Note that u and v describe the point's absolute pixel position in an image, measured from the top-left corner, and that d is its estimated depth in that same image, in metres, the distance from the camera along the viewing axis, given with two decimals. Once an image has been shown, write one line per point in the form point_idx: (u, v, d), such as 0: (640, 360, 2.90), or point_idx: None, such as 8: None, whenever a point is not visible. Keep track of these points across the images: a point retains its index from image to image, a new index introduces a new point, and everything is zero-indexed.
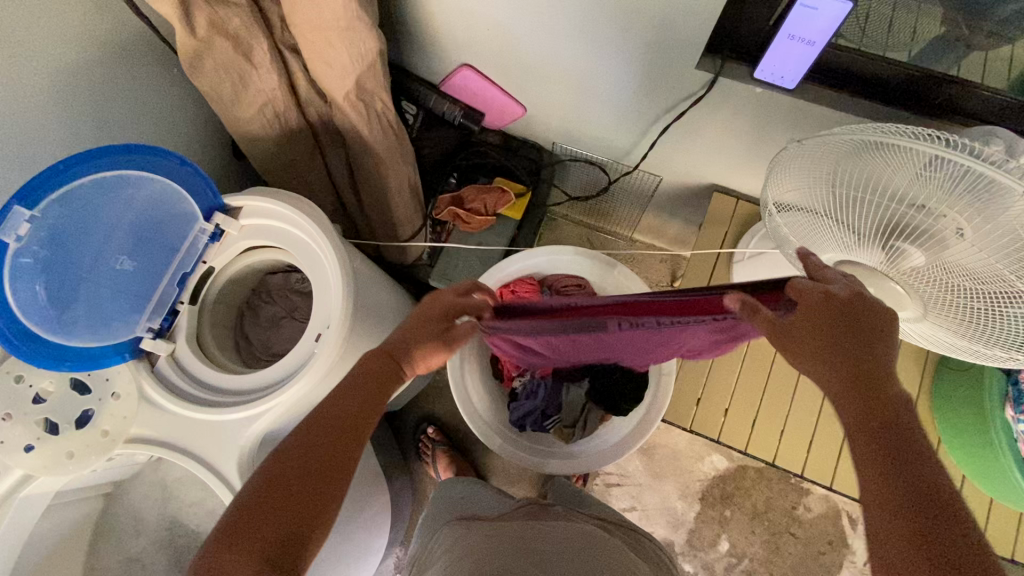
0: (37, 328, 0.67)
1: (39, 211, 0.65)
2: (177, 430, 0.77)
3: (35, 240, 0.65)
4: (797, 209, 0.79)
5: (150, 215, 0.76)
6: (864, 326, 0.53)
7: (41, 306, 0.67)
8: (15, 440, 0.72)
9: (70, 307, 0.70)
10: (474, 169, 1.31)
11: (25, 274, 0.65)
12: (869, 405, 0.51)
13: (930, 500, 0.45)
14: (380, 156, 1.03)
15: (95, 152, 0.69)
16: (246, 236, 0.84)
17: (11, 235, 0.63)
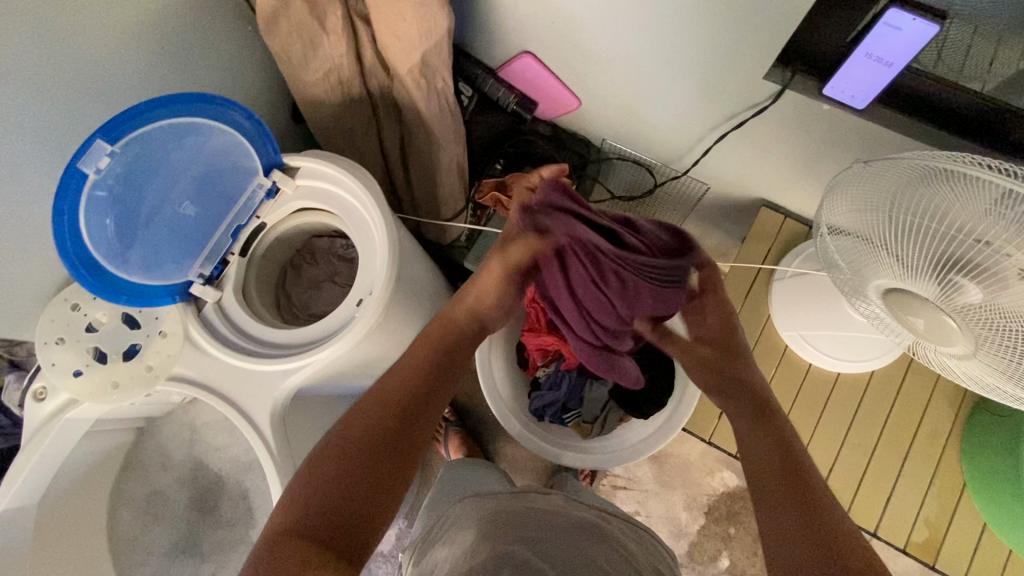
0: (101, 258, 0.71)
1: (118, 148, 0.69)
2: (214, 374, 0.80)
3: (111, 175, 0.70)
4: (852, 231, 0.78)
5: (214, 165, 0.78)
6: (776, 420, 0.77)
7: (108, 237, 0.71)
8: (66, 363, 0.78)
9: (133, 243, 0.74)
10: (521, 157, 1.33)
11: (98, 206, 0.70)
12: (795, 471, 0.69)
13: (826, 531, 0.62)
14: (434, 133, 1.04)
15: (173, 98, 0.72)
16: (299, 196, 0.86)
17: (93, 167, 0.68)
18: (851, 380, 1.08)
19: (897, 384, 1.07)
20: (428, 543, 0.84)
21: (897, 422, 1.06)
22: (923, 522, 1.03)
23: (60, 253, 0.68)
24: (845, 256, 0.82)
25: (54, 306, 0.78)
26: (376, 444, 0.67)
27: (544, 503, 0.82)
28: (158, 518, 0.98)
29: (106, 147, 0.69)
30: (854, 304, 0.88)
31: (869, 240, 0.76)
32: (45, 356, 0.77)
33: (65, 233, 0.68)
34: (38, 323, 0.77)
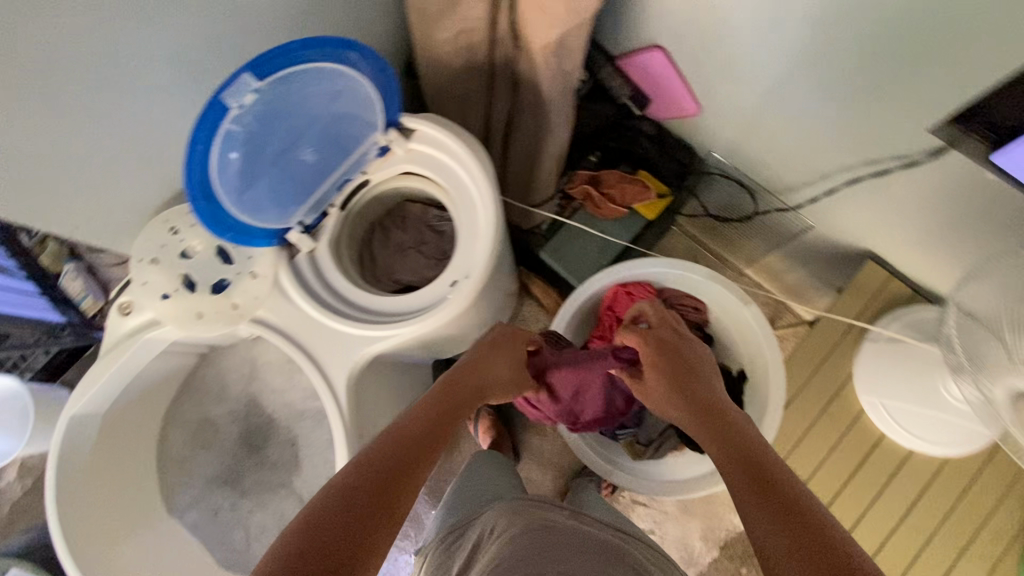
0: (220, 191, 0.70)
1: (264, 86, 0.66)
2: (297, 325, 0.79)
3: (250, 111, 0.68)
4: (980, 316, 0.75)
5: (343, 116, 0.75)
6: (708, 404, 0.67)
7: (230, 171, 0.69)
8: (157, 285, 0.77)
9: (252, 181, 0.72)
10: (621, 154, 1.26)
11: (230, 139, 0.68)
12: (751, 464, 0.54)
13: (811, 539, 0.45)
14: (548, 117, 0.99)
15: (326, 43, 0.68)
16: (409, 160, 0.83)
17: (236, 101, 0.66)
18: (921, 461, 1.03)
19: (970, 476, 1.02)
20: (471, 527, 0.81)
21: (960, 515, 1.01)
22: None
23: (185, 179, 0.67)
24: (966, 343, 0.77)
25: (153, 226, 0.77)
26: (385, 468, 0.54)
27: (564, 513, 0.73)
28: (207, 445, 0.99)
29: (251, 82, 0.66)
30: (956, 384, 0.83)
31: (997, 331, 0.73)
32: (139, 274, 0.77)
33: (194, 162, 0.66)
34: (137, 240, 0.77)
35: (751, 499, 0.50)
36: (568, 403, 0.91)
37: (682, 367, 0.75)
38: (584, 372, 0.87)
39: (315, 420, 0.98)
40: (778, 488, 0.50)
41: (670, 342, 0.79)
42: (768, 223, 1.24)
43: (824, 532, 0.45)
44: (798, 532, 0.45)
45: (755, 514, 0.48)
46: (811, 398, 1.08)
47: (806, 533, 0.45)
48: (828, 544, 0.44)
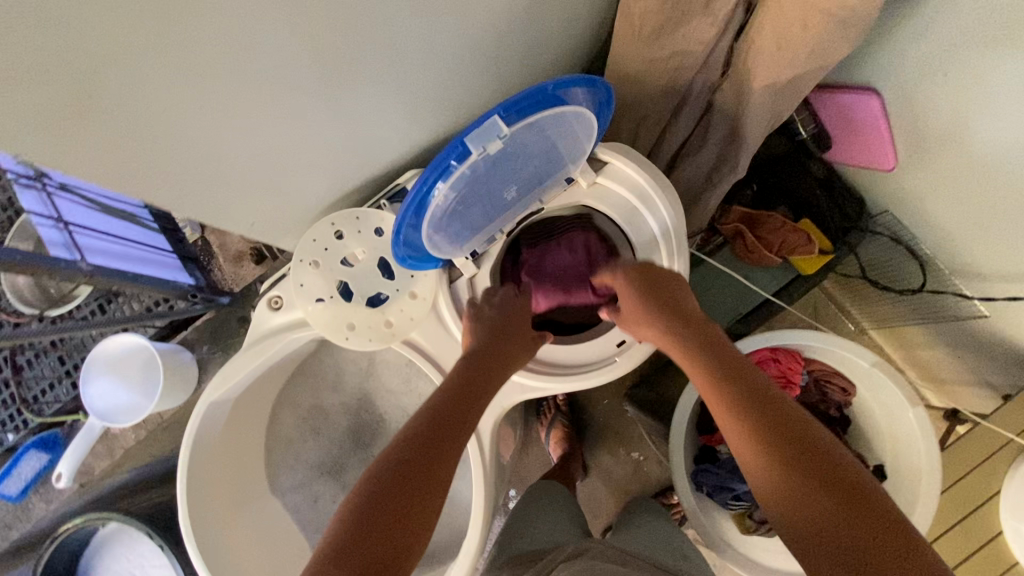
0: (422, 230, 0.63)
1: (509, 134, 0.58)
2: (450, 354, 0.74)
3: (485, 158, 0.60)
4: None
5: (555, 154, 0.67)
6: (711, 342, 0.66)
7: (440, 212, 0.62)
8: (315, 289, 0.73)
9: (452, 219, 0.66)
10: (782, 196, 1.13)
11: (455, 185, 0.60)
12: (769, 413, 0.57)
13: (841, 483, 0.51)
14: (736, 156, 0.89)
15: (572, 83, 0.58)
16: (593, 195, 0.75)
17: (478, 147, 0.57)
18: None
19: None
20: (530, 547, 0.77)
21: None
22: None
23: (400, 217, 0.61)
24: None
25: (320, 227, 0.72)
26: (411, 466, 0.55)
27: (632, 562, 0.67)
28: (316, 432, 0.98)
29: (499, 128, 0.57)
30: None
31: None
32: (297, 275, 0.72)
33: (413, 203, 0.60)
34: (301, 239, 0.72)
35: (781, 453, 0.54)
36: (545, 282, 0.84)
37: (666, 296, 0.70)
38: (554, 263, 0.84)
39: None
40: (801, 434, 0.55)
41: (654, 267, 0.72)
42: (934, 302, 1.13)
43: (844, 470, 0.52)
44: (829, 479, 0.51)
45: (790, 468, 0.53)
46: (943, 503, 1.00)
47: (834, 476, 0.51)
48: (854, 481, 0.51)
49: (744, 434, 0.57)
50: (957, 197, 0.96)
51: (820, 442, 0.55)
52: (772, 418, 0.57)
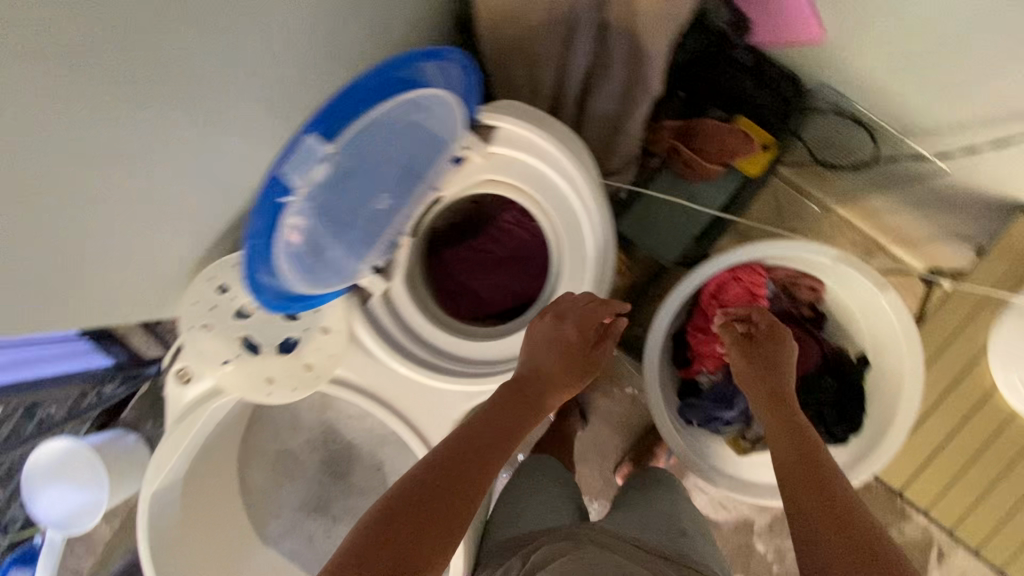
0: (288, 274, 0.57)
1: (333, 147, 0.53)
2: (381, 381, 0.67)
3: (322, 181, 0.55)
4: None
5: (421, 149, 0.61)
6: (785, 399, 0.72)
7: (302, 249, 0.56)
8: (216, 353, 0.66)
9: (326, 251, 0.59)
10: (711, 96, 1.04)
11: (298, 217, 0.55)
12: (820, 480, 0.60)
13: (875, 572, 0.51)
14: (645, 73, 0.78)
15: (382, 72, 0.54)
16: (490, 167, 0.66)
17: (301, 176, 0.53)
18: None
19: None
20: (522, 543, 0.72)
21: None
22: None
23: (260, 275, 0.55)
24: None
25: (198, 286, 0.64)
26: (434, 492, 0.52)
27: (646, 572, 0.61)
28: (290, 476, 0.94)
29: (320, 146, 0.53)
30: None
31: None
32: (193, 343, 0.65)
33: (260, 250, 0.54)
34: (182, 304, 0.64)
35: (825, 529, 0.55)
36: (463, 263, 0.78)
37: (772, 360, 0.77)
38: (470, 241, 0.79)
39: (399, 445, 0.91)
40: (852, 515, 0.56)
41: (764, 330, 0.80)
42: (888, 170, 1.05)
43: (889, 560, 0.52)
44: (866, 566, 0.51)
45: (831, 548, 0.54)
46: (936, 374, 0.98)
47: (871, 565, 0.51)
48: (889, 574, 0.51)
49: (793, 491, 0.60)
50: (897, 51, 0.86)
51: (872, 528, 0.55)
52: (825, 490, 0.59)
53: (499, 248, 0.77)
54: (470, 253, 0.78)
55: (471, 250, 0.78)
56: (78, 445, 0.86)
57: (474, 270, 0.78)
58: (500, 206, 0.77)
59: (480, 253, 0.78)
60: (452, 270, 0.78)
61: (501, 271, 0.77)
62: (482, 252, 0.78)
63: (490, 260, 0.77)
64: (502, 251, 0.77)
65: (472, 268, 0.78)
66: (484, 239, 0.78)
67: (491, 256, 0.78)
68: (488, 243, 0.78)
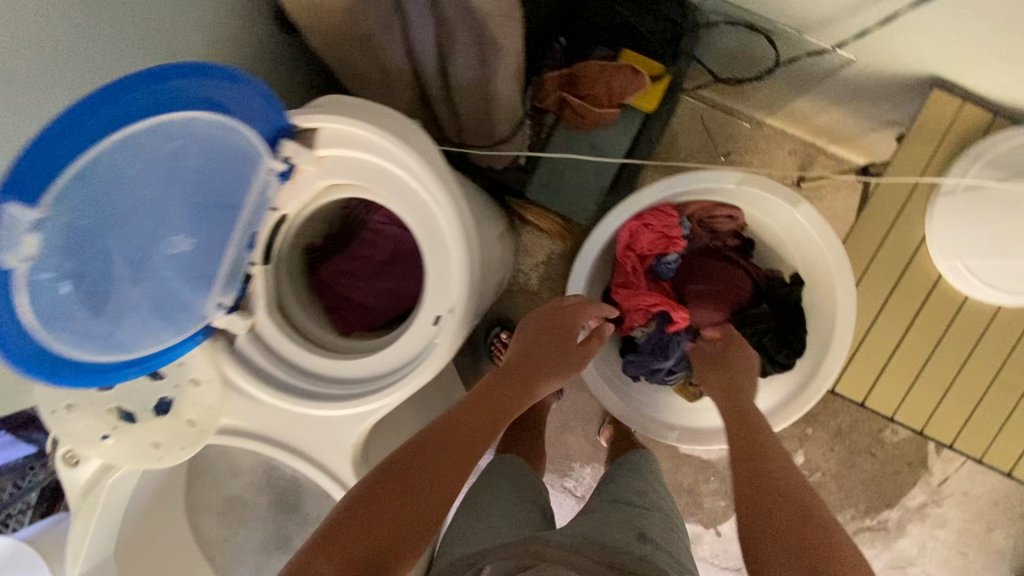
0: (83, 352, 0.51)
1: (43, 210, 0.46)
2: (269, 422, 0.64)
3: (56, 249, 0.47)
4: None
5: (191, 170, 0.53)
6: (744, 392, 0.76)
7: (80, 323, 0.50)
8: (89, 431, 0.62)
9: (123, 315, 0.52)
10: (592, 35, 0.95)
11: (51, 293, 0.48)
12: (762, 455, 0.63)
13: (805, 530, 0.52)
14: (491, 31, 0.71)
15: (81, 108, 0.46)
16: (325, 173, 0.60)
17: (16, 255, 0.45)
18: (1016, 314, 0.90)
19: None
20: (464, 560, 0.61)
21: None
22: None
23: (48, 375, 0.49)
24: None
25: None
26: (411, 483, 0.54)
27: None
28: (243, 521, 0.91)
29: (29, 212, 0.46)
30: None
31: None
32: (62, 426, 0.61)
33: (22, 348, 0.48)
34: (37, 389, 0.60)
35: (760, 498, 0.57)
36: (342, 276, 0.74)
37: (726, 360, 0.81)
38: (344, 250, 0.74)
39: None
40: (789, 484, 0.57)
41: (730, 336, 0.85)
42: (794, 70, 0.98)
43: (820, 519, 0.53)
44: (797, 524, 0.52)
45: (762, 512, 0.55)
46: (879, 278, 0.93)
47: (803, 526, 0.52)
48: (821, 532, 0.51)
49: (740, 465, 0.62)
50: None
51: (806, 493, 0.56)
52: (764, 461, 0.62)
53: (378, 253, 0.74)
54: (347, 264, 0.74)
55: (348, 260, 0.74)
56: (15, 538, 0.76)
57: (356, 281, 0.74)
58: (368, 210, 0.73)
59: (358, 261, 0.74)
60: (334, 286, 0.74)
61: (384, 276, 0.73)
62: (359, 260, 0.74)
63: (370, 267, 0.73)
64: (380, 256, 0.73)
65: (353, 279, 0.74)
66: (359, 246, 0.74)
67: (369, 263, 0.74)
68: (363, 250, 0.74)
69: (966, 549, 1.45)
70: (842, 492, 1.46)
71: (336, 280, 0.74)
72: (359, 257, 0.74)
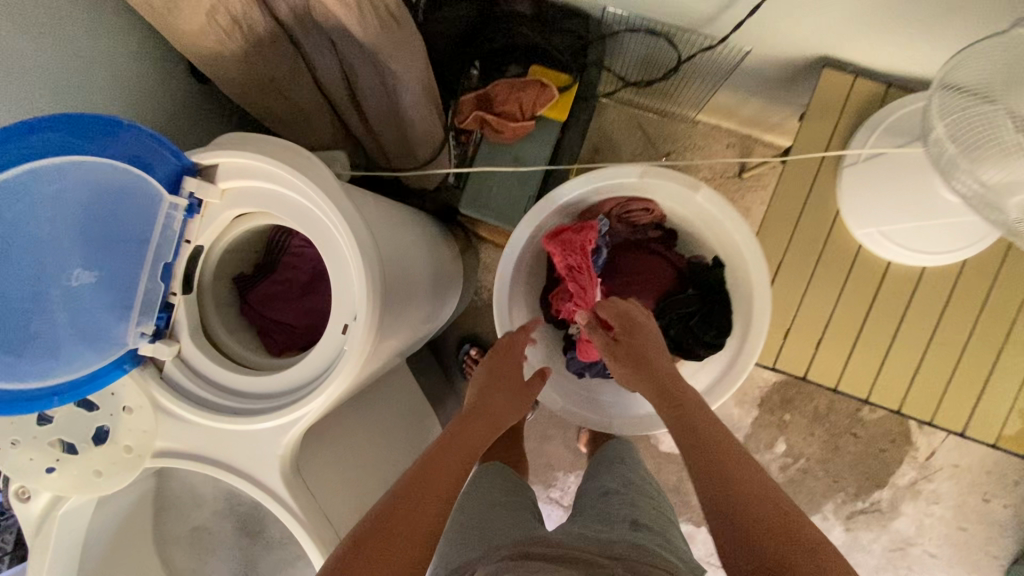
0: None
1: None
2: (200, 442, 0.68)
3: None
4: (977, 95, 0.63)
5: (93, 209, 0.57)
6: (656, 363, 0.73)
7: None
8: (34, 464, 0.66)
9: (33, 343, 0.56)
10: (503, 55, 1.01)
11: None
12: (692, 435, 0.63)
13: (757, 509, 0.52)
14: (384, 62, 0.77)
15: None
16: (230, 205, 0.66)
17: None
18: (939, 273, 0.92)
19: (994, 269, 0.91)
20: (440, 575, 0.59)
21: (994, 309, 0.91)
22: (1018, 412, 0.93)
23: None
24: (959, 131, 0.64)
25: None
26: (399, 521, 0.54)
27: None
28: (210, 550, 0.94)
29: None
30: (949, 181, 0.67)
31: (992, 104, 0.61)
32: (7, 462, 0.66)
33: None
34: None
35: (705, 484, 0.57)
36: (266, 303, 0.80)
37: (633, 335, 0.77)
38: (262, 280, 0.80)
39: None
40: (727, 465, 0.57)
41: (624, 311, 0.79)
42: (699, 66, 1.03)
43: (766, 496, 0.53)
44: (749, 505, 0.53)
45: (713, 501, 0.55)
46: (802, 252, 0.95)
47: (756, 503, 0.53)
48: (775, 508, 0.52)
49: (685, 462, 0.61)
50: None
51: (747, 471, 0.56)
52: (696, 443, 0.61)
53: (293, 274, 0.82)
54: (268, 292, 0.80)
55: (266, 288, 0.80)
56: None
57: (280, 304, 0.80)
58: (275, 236, 0.80)
59: (276, 286, 0.81)
60: (255, 313, 0.79)
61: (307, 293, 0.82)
62: (277, 285, 0.81)
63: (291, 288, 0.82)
64: (298, 274, 0.82)
65: (277, 304, 0.80)
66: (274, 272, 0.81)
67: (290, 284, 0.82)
68: (279, 274, 0.81)
69: (965, 525, 1.41)
70: (829, 477, 1.44)
71: (257, 307, 0.79)
72: (276, 283, 0.81)
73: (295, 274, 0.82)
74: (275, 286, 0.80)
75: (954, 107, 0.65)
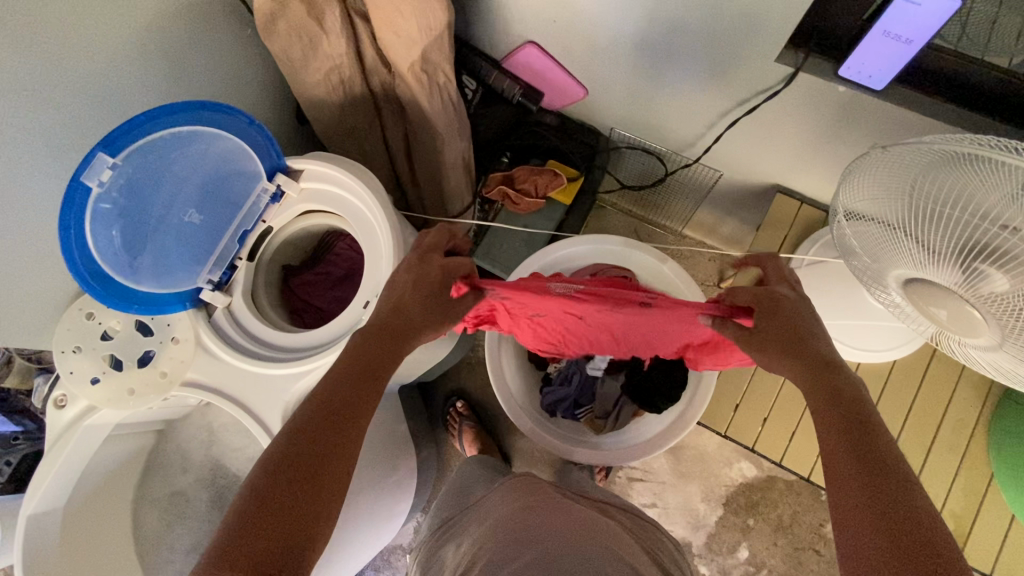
0: (108, 268, 0.72)
1: (119, 160, 0.69)
2: (224, 378, 0.81)
3: (114, 187, 0.70)
4: (870, 217, 0.75)
5: (216, 172, 0.79)
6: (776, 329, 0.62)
7: (114, 248, 0.72)
8: (83, 371, 0.79)
9: (141, 251, 0.74)
10: (528, 150, 1.26)
11: (105, 218, 0.70)
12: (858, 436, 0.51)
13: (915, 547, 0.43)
14: (438, 130, 1.02)
15: (167, 105, 0.72)
16: (303, 200, 0.86)
17: (95, 179, 0.68)
18: (872, 369, 1.06)
19: (919, 374, 1.04)
20: (455, 522, 0.84)
21: (921, 411, 1.03)
22: (948, 514, 1.01)
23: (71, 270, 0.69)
24: (864, 243, 0.78)
25: (70, 316, 0.80)
26: (287, 486, 0.49)
27: (562, 504, 0.77)
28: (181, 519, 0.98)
29: (108, 160, 0.69)
30: (872, 292, 0.84)
31: (886, 225, 0.73)
32: (62, 365, 0.78)
33: (66, 249, 0.68)
34: (56, 331, 0.79)
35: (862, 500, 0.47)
36: (306, 286, 0.99)
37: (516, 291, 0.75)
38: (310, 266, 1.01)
39: None
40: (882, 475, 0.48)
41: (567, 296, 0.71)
42: (682, 180, 1.29)
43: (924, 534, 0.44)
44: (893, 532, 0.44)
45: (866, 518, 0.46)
46: None
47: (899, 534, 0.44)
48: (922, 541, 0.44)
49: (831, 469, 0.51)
50: (638, 103, 1.12)
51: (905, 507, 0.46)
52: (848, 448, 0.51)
53: (333, 265, 1.01)
54: (309, 276, 0.99)
55: (311, 274, 0.99)
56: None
57: (318, 289, 0.99)
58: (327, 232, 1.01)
59: (320, 275, 1.00)
60: (293, 292, 0.98)
61: (339, 284, 1.00)
62: (318, 272, 1.00)
63: (329, 276, 1.00)
64: (335, 266, 1.01)
65: (313, 288, 0.99)
66: (321, 262, 1.01)
67: (329, 273, 1.01)
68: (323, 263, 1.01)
69: None
70: None
71: (297, 287, 0.98)
72: (319, 270, 1.00)
73: (335, 265, 1.01)
74: (317, 275, 1.00)
75: (865, 233, 0.77)
